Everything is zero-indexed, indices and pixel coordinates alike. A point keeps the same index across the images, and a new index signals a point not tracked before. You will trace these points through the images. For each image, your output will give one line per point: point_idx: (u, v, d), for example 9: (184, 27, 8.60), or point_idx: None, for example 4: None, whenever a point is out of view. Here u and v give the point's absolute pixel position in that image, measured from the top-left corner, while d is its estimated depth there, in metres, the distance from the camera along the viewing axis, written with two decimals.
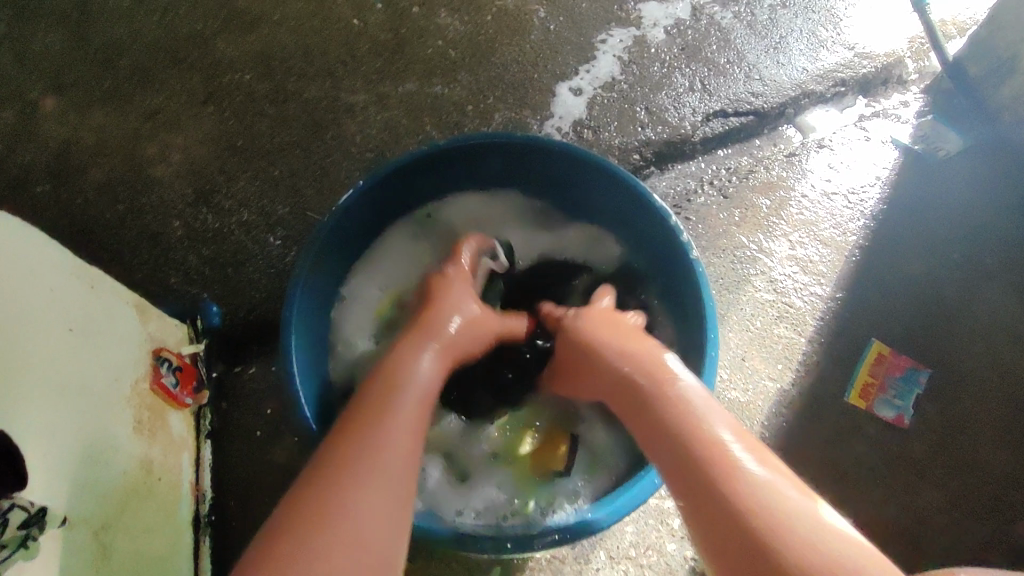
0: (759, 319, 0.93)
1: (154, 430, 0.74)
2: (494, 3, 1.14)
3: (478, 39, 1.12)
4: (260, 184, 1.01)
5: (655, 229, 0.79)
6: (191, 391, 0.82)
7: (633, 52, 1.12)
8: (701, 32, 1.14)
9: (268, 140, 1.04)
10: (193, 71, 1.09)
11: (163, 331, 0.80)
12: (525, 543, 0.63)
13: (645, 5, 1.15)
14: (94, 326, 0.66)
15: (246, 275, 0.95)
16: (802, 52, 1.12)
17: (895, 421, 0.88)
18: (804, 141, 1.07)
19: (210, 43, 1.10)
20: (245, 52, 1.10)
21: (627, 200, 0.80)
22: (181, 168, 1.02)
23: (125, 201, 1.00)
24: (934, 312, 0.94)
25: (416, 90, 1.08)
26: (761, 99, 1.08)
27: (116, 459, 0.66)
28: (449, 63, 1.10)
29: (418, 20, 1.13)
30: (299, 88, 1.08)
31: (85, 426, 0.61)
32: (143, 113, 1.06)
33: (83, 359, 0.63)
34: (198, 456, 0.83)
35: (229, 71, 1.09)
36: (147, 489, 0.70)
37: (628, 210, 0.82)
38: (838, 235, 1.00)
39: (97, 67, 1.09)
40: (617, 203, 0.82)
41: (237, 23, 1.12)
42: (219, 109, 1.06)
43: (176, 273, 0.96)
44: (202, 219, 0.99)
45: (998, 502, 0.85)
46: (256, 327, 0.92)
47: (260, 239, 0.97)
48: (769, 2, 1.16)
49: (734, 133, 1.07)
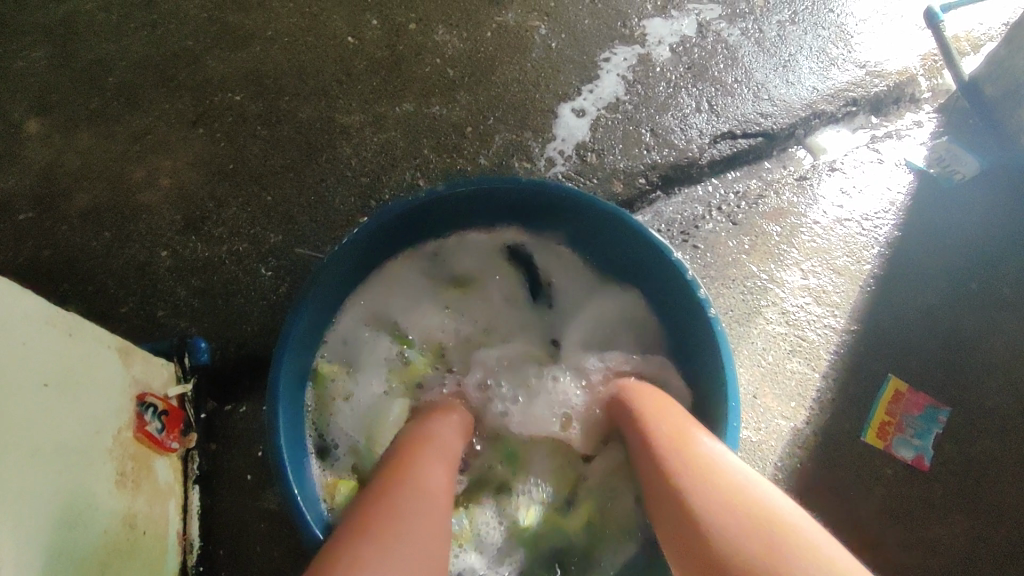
0: (771, 353, 0.89)
1: (137, 481, 0.70)
2: (494, 19, 1.11)
3: (478, 57, 1.08)
4: (251, 211, 0.97)
5: (666, 273, 0.75)
6: (177, 435, 0.79)
7: (637, 70, 1.08)
8: (707, 49, 1.10)
9: (260, 164, 1.00)
10: (183, 91, 1.05)
11: (148, 373, 0.76)
12: None
13: (649, 22, 1.12)
14: (71, 378, 0.62)
15: (237, 307, 0.91)
16: (812, 70, 1.09)
17: (914, 463, 0.85)
18: (814, 163, 1.04)
19: (200, 61, 1.07)
20: (236, 71, 1.06)
21: (635, 243, 0.76)
22: (169, 194, 0.98)
23: (111, 229, 0.96)
24: (952, 345, 0.90)
25: (413, 110, 1.05)
26: (770, 120, 1.05)
27: (94, 520, 0.62)
28: (447, 83, 1.07)
29: (415, 38, 1.09)
30: (292, 109, 1.04)
31: (57, 488, 0.57)
32: (130, 136, 1.02)
33: (57, 416, 0.59)
34: (186, 503, 0.79)
35: (219, 91, 1.05)
36: (127, 547, 0.66)
37: (639, 253, 0.78)
38: (852, 263, 0.96)
39: (82, 86, 1.05)
40: (625, 244, 0.78)
41: (228, 41, 1.08)
42: (209, 132, 1.02)
43: (163, 305, 0.92)
44: (191, 248, 0.95)
45: (1022, 546, 0.82)
46: (247, 363, 0.88)
47: (251, 270, 0.93)
48: (778, 18, 1.13)
49: (742, 155, 1.03)
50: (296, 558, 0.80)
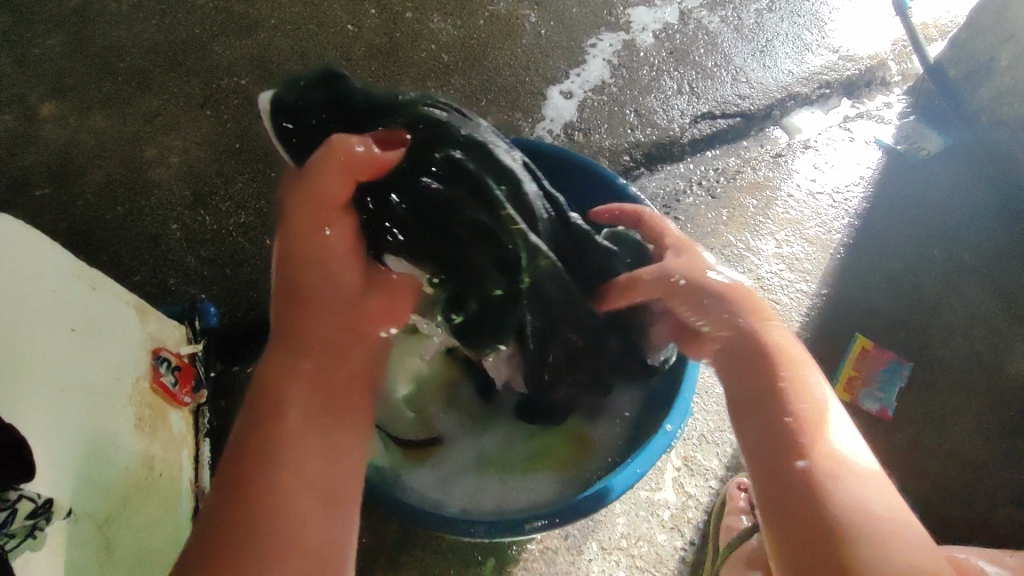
0: None
1: (154, 427, 0.75)
2: (486, 8, 1.17)
3: (471, 43, 1.14)
4: (257, 186, 1.03)
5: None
6: (189, 390, 0.84)
7: (622, 55, 1.14)
8: (689, 36, 1.16)
9: (265, 143, 1.06)
10: (191, 75, 1.10)
11: (163, 331, 0.82)
12: (519, 527, 0.64)
13: (633, 11, 1.18)
14: (95, 326, 0.67)
15: (244, 275, 0.96)
16: (787, 55, 1.15)
17: (878, 414, 0.91)
18: (789, 142, 1.10)
19: (207, 47, 1.12)
20: (241, 57, 1.12)
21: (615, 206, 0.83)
22: (179, 171, 1.04)
23: (124, 204, 1.02)
24: (916, 308, 0.96)
25: (409, 93, 1.10)
26: (748, 101, 1.11)
27: (119, 456, 0.67)
28: (442, 67, 1.13)
29: (412, 25, 1.15)
30: None
31: (87, 423, 0.62)
32: (141, 117, 1.08)
33: (84, 359, 0.64)
34: (197, 454, 0.84)
35: (226, 75, 1.10)
36: (148, 486, 0.71)
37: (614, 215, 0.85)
38: (823, 233, 1.02)
39: (96, 71, 1.11)
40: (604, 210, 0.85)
41: (234, 28, 1.14)
42: (216, 114, 1.08)
43: (174, 274, 0.97)
44: (200, 221, 1.00)
45: (979, 490, 0.88)
46: (254, 327, 0.94)
47: (257, 240, 0.99)
48: (755, 7, 1.19)
49: (721, 134, 1.09)
50: None
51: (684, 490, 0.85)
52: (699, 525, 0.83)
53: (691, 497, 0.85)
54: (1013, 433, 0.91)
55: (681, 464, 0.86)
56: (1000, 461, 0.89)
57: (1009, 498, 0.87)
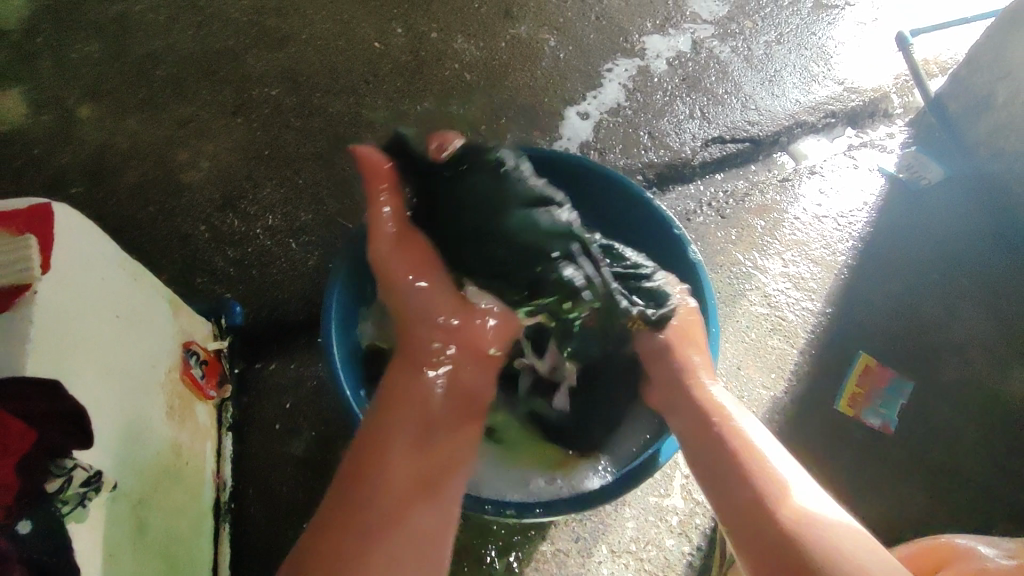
0: (754, 330, 0.98)
1: (182, 417, 0.77)
2: (508, 31, 1.23)
3: (493, 64, 1.20)
4: (285, 192, 1.06)
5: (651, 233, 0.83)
6: (214, 384, 0.86)
7: (637, 80, 1.20)
8: (701, 63, 1.22)
9: (293, 151, 1.10)
10: (224, 84, 1.15)
11: (193, 325, 0.84)
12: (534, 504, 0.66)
13: (648, 38, 1.24)
14: (135, 314, 0.70)
15: (271, 276, 1.00)
16: (795, 85, 1.20)
17: (880, 429, 0.94)
18: (796, 167, 1.14)
19: (240, 59, 1.17)
20: (272, 69, 1.17)
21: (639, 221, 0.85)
22: (209, 176, 1.08)
23: (155, 204, 1.06)
24: (916, 329, 1.00)
25: (433, 109, 1.15)
26: (757, 127, 1.16)
27: (152, 440, 0.69)
28: (465, 85, 1.18)
29: (437, 45, 1.21)
30: (323, 103, 1.14)
31: (128, 405, 0.65)
32: (174, 122, 1.12)
33: (127, 344, 0.67)
34: (220, 447, 0.86)
35: (257, 85, 1.15)
36: (175, 473, 0.73)
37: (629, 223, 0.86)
38: (828, 254, 1.06)
39: (131, 78, 1.16)
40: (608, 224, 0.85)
41: (266, 42, 1.19)
42: (246, 121, 1.12)
43: (202, 273, 1.00)
44: (228, 224, 1.04)
45: (975, 506, 0.91)
46: (276, 326, 0.97)
47: (284, 243, 1.02)
48: (765, 38, 1.25)
49: (732, 157, 1.14)
50: (319, 500, 0.87)
51: (692, 497, 0.87)
52: (705, 531, 0.86)
53: (698, 503, 0.87)
54: (1009, 452, 0.94)
55: (689, 472, 0.89)
56: (996, 478, 0.92)
57: (1005, 515, 0.90)
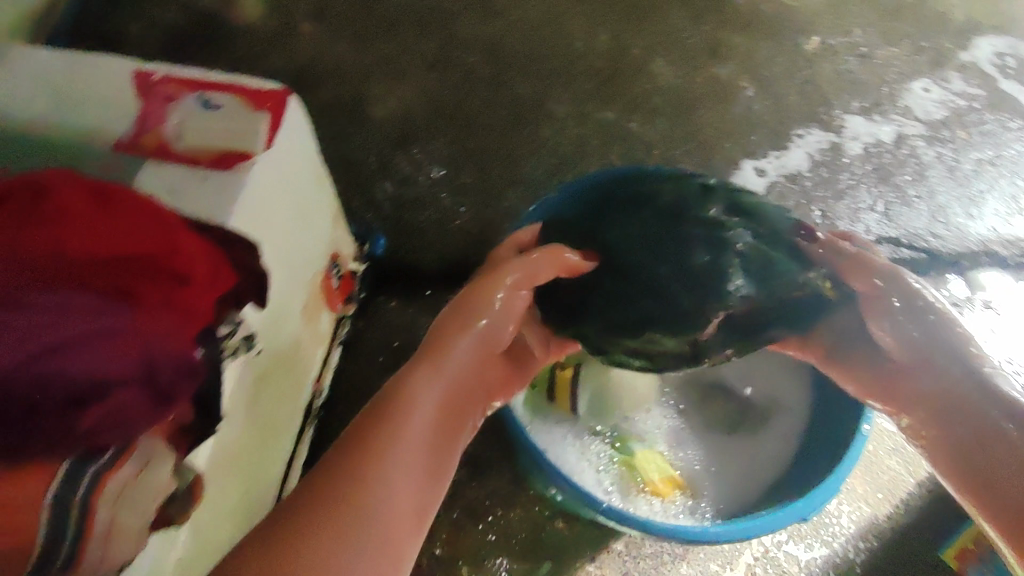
0: (871, 444, 0.89)
1: (311, 317, 0.82)
2: (709, 69, 1.22)
3: (685, 95, 1.20)
4: (454, 150, 1.11)
5: None
6: (343, 299, 0.91)
7: (826, 154, 1.16)
8: (898, 158, 1.16)
9: (473, 117, 1.15)
10: (431, 38, 1.22)
11: (343, 240, 0.89)
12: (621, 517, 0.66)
13: (850, 117, 1.20)
14: (309, 211, 0.75)
15: (417, 222, 1.04)
16: (995, 212, 1.12)
17: None
18: (969, 296, 1.05)
19: (453, 20, 1.24)
20: (479, 38, 1.22)
21: None
22: (393, 114, 1.14)
23: (338, 124, 1.13)
24: None
25: (614, 119, 1.16)
26: (939, 242, 1.09)
27: (286, 327, 0.73)
28: (651, 106, 1.18)
29: (637, 61, 1.22)
30: (514, 82, 1.18)
31: (283, 288, 0.69)
32: (377, 58, 1.20)
33: (297, 234, 0.72)
34: (328, 356, 0.90)
35: (460, 48, 1.21)
36: (291, 363, 0.77)
37: None
38: None
39: (353, 10, 1.25)
40: None
41: (481, 12, 1.25)
42: (441, 77, 1.18)
43: (359, 198, 1.07)
44: (395, 162, 1.10)
45: None
46: (408, 269, 1.01)
47: (438, 197, 1.07)
48: (977, 155, 1.17)
49: (901, 263, 1.08)
50: None
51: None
52: None
53: None
54: None
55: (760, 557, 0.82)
56: None
57: None
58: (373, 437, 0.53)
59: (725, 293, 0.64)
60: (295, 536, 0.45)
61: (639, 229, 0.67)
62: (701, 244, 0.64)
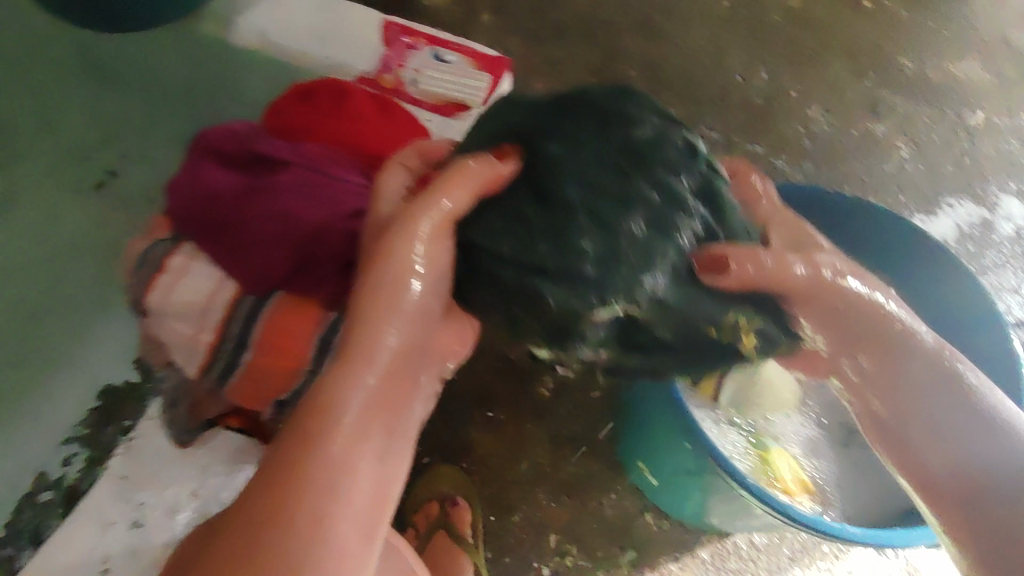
0: None
1: None
2: (864, 123, 1.23)
3: (836, 144, 1.20)
4: None
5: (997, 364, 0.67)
6: None
7: (976, 228, 1.16)
8: None
9: None
10: (593, 46, 1.27)
11: None
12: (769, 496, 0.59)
13: (1005, 197, 1.19)
14: None
15: None
16: None
17: None
18: None
19: (616, 33, 1.29)
20: (639, 55, 1.27)
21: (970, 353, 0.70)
22: None
23: None
24: None
25: (762, 154, 1.19)
26: None
27: None
28: (801, 148, 1.20)
29: (792, 103, 1.24)
30: (668, 102, 1.23)
31: None
32: (540, 55, 1.26)
33: None
34: None
35: (621, 62, 1.26)
36: None
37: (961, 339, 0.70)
38: None
39: None
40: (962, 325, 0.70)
41: (645, 30, 1.29)
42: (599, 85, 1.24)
43: None
44: None
45: None
46: None
47: None
48: None
49: None
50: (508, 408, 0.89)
51: None
52: None
53: None
54: None
55: None
56: None
57: None
58: (295, 462, 0.45)
59: (636, 291, 0.45)
60: (262, 531, 0.43)
61: (593, 141, 0.47)
62: (648, 166, 0.47)
